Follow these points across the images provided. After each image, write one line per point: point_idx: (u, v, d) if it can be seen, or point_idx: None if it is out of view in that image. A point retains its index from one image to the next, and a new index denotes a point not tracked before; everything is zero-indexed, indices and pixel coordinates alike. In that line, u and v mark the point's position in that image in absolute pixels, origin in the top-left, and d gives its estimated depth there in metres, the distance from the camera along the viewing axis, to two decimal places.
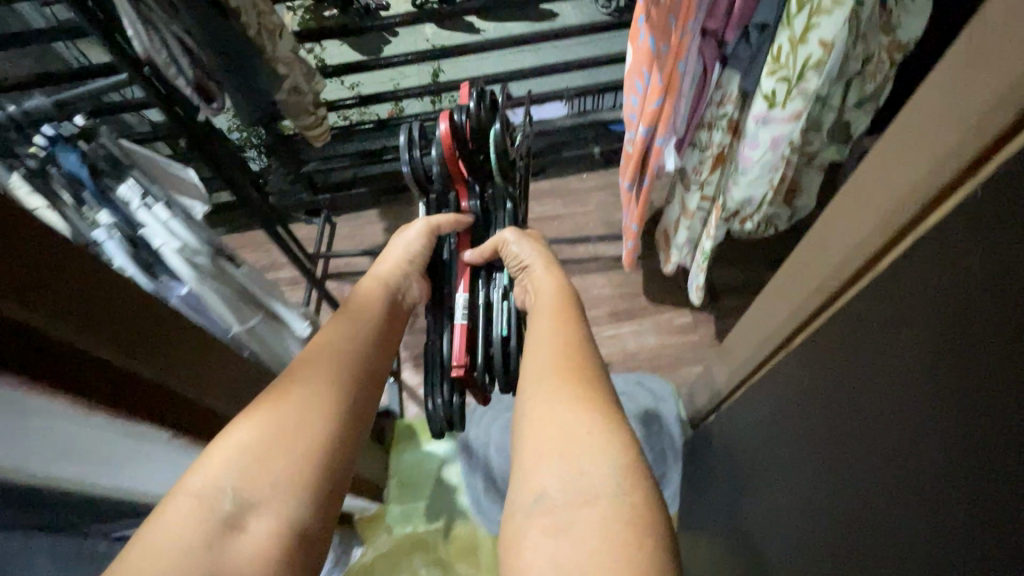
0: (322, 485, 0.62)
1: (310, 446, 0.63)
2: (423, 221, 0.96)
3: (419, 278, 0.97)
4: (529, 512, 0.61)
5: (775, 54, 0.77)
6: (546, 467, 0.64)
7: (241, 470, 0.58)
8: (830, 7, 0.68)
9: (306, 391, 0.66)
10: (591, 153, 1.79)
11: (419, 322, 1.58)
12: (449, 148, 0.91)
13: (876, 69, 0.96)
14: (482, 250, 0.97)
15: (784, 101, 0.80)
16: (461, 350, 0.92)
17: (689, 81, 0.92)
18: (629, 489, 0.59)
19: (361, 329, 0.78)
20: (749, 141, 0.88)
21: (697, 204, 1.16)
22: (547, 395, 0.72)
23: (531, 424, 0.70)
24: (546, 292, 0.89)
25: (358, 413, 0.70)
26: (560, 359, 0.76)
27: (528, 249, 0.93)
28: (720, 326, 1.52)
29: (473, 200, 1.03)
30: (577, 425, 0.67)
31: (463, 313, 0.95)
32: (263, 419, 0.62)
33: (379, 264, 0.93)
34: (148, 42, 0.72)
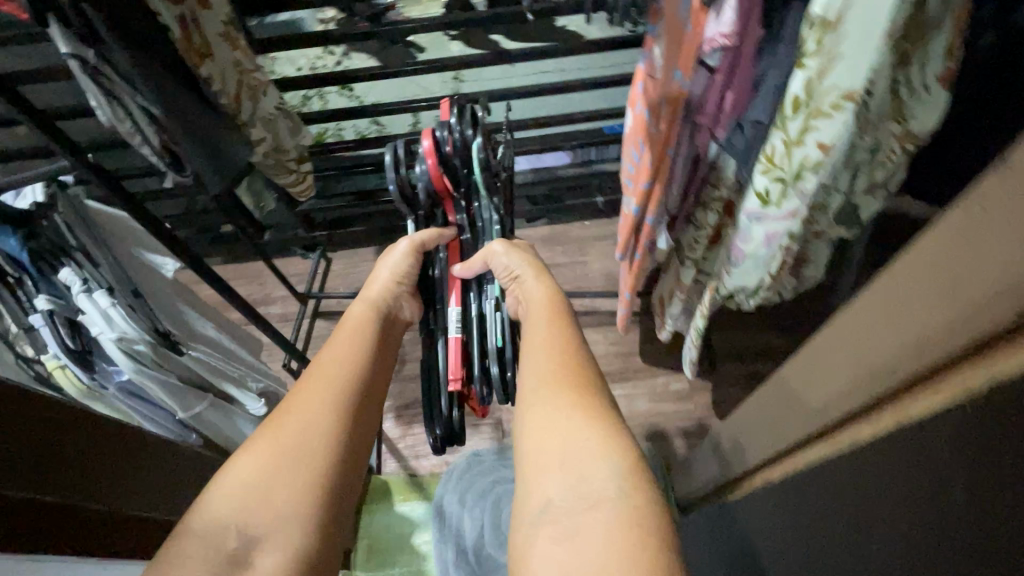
0: (329, 507, 0.62)
1: (314, 470, 0.62)
2: (407, 240, 0.90)
3: (409, 296, 0.92)
4: (536, 519, 0.56)
5: (769, 155, 0.71)
6: (547, 473, 0.60)
7: (243, 506, 0.57)
8: (829, 111, 0.62)
9: (307, 415, 0.66)
10: (594, 202, 1.74)
11: (406, 370, 1.54)
12: (435, 166, 0.84)
13: (887, 157, 0.89)
14: (471, 262, 0.89)
15: (779, 201, 0.74)
16: (456, 362, 0.86)
17: (680, 165, 0.87)
18: (633, 489, 0.54)
19: (361, 342, 0.76)
20: (742, 235, 0.82)
21: (692, 279, 1.09)
22: (545, 400, 0.68)
23: (529, 428, 0.66)
24: (537, 302, 0.84)
25: (363, 433, 0.69)
26: (558, 361, 0.73)
27: (518, 259, 0.87)
28: (717, 396, 1.45)
29: (461, 214, 0.96)
30: (579, 429, 0.62)
31: (456, 325, 0.89)
32: (264, 451, 0.62)
33: (369, 287, 0.88)
34: (110, 113, 0.72)
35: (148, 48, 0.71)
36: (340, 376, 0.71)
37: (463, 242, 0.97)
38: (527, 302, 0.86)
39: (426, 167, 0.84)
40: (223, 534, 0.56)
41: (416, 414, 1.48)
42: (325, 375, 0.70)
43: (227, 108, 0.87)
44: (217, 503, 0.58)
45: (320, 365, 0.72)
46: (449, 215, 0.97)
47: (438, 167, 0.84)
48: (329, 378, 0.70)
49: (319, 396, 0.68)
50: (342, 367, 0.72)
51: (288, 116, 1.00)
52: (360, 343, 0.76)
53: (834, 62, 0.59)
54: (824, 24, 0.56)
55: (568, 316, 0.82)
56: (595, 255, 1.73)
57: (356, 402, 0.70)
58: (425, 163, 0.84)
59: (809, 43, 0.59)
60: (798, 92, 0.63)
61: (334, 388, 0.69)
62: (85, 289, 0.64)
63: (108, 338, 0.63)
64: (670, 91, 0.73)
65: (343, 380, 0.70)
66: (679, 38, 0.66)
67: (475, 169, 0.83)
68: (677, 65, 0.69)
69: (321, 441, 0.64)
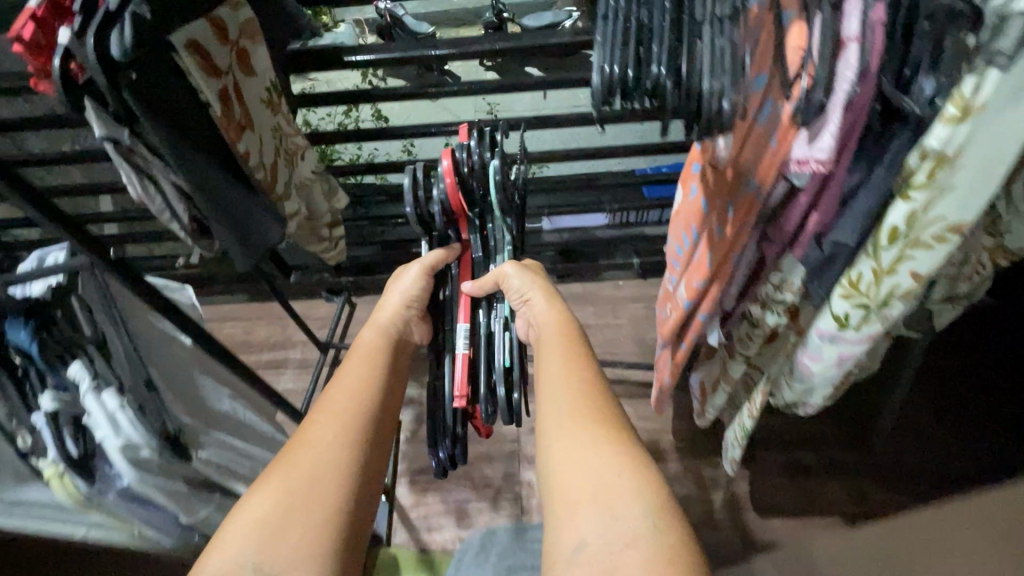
0: (351, 539, 0.56)
1: (335, 499, 0.56)
2: (419, 264, 0.78)
3: (419, 321, 0.79)
4: (572, 559, 0.51)
5: (852, 280, 0.63)
6: (579, 513, 0.54)
7: (258, 542, 0.52)
8: (931, 242, 0.56)
9: (321, 438, 0.60)
10: (629, 263, 1.66)
11: (423, 432, 1.45)
12: (456, 190, 0.70)
13: (974, 270, 0.79)
14: (481, 282, 0.76)
15: (858, 325, 0.66)
16: (463, 380, 0.72)
17: (743, 268, 0.80)
18: (666, 524, 0.51)
19: (377, 360, 0.69)
20: (810, 351, 0.73)
21: (741, 374, 0.99)
22: (569, 430, 0.61)
23: (555, 461, 0.60)
24: (552, 325, 0.73)
25: (381, 460, 0.63)
26: (578, 388, 0.65)
27: (528, 280, 0.74)
28: (754, 487, 1.28)
29: (473, 235, 0.80)
30: (607, 471, 0.56)
31: (464, 341, 0.74)
32: (279, 480, 0.56)
33: (378, 313, 0.76)
34: (142, 189, 0.70)
35: (183, 128, 0.67)
36: (357, 395, 0.64)
37: (473, 259, 0.81)
38: (538, 323, 0.75)
39: (444, 192, 0.70)
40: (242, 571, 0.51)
41: (430, 481, 1.39)
42: (339, 395, 0.64)
43: (260, 183, 0.81)
44: (232, 541, 0.52)
45: (335, 384, 0.65)
46: (462, 233, 0.80)
47: (458, 192, 0.70)
48: (342, 398, 0.64)
49: (331, 416, 0.62)
50: (361, 385, 0.65)
51: (326, 181, 0.98)
52: (379, 359, 0.70)
53: (942, 193, 0.52)
54: (940, 158, 0.49)
55: (581, 336, 0.73)
56: (628, 319, 1.64)
57: (373, 425, 0.63)
58: (444, 185, 0.69)
59: (918, 174, 0.52)
60: (898, 224, 0.55)
61: (348, 408, 0.63)
62: (93, 387, 0.59)
63: (113, 447, 0.58)
64: (742, 200, 0.66)
65: (358, 399, 0.64)
66: (759, 148, 0.61)
67: (492, 191, 0.70)
68: (752, 171, 0.63)
69: (337, 469, 0.58)
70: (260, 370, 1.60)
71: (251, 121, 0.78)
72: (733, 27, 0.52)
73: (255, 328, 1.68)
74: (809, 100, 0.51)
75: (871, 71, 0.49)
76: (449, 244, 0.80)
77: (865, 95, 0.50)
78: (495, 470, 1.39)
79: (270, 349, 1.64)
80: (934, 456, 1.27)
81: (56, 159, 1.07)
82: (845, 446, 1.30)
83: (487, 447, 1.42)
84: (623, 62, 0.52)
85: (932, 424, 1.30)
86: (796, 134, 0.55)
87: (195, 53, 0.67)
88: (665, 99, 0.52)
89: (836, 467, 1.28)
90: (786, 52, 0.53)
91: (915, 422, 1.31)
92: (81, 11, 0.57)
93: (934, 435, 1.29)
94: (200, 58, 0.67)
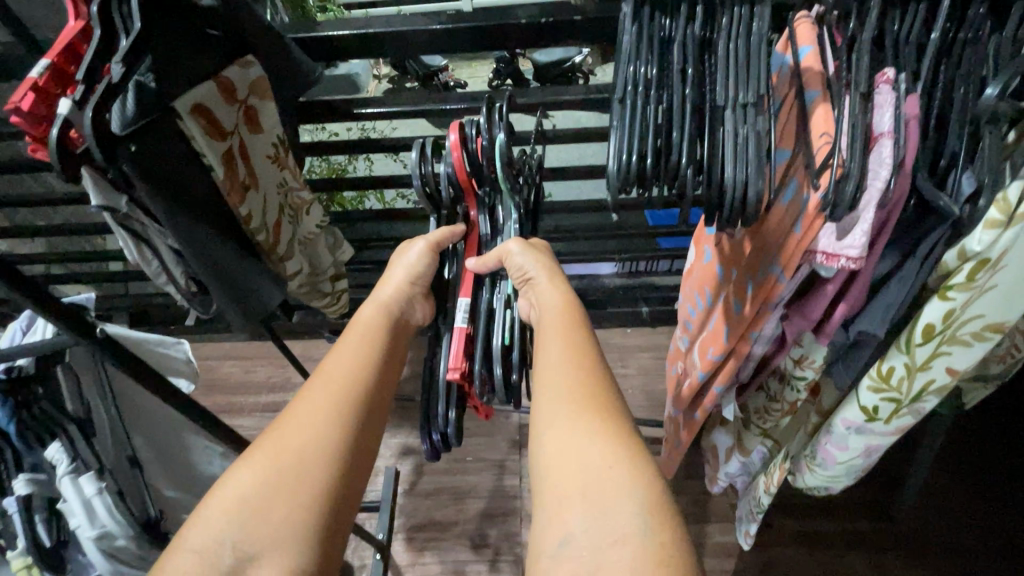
0: (341, 521, 0.52)
1: (320, 484, 0.51)
2: (424, 238, 0.68)
3: (424, 298, 0.69)
4: (557, 553, 0.45)
5: (880, 373, 0.59)
6: (567, 508, 0.47)
7: (239, 521, 0.48)
8: (969, 338, 0.52)
9: (309, 418, 0.53)
10: (638, 311, 1.60)
11: (422, 484, 1.37)
12: (462, 165, 0.64)
13: (1006, 353, 0.73)
14: (484, 259, 0.67)
15: (888, 418, 0.62)
16: (461, 349, 0.64)
17: (761, 347, 0.75)
18: (658, 524, 0.44)
19: (376, 337, 0.61)
20: (835, 441, 0.68)
21: (756, 444, 0.94)
22: (564, 417, 0.52)
23: (548, 450, 0.51)
24: (551, 304, 0.62)
25: (375, 441, 0.56)
26: (580, 374, 0.55)
27: (532, 258, 0.64)
28: (769, 556, 1.15)
29: (481, 212, 0.70)
30: (600, 467, 0.48)
31: (464, 314, 0.66)
32: (261, 460, 0.51)
33: (380, 288, 0.66)
34: (139, 256, 0.68)
35: (167, 179, 0.63)
36: (353, 372, 0.57)
37: (480, 237, 0.71)
38: (537, 307, 0.64)
39: (450, 167, 0.64)
40: (221, 550, 0.47)
41: (429, 538, 1.30)
42: (332, 373, 0.57)
43: (261, 246, 0.79)
44: (211, 520, 0.48)
45: (330, 360, 0.58)
46: (469, 211, 0.71)
47: (464, 167, 0.64)
48: (337, 377, 0.56)
49: (322, 395, 0.55)
50: (357, 364, 0.58)
51: (331, 234, 0.95)
52: (378, 334, 0.61)
53: (984, 292, 0.49)
54: (983, 261, 0.46)
55: (587, 316, 0.62)
56: (636, 370, 1.58)
57: (367, 406, 0.56)
58: (451, 159, 0.63)
59: (956, 275, 0.48)
60: (935, 321, 0.52)
61: (340, 390, 0.55)
62: (71, 471, 0.55)
63: (87, 536, 0.55)
64: (760, 285, 0.62)
65: (352, 380, 0.56)
66: (780, 234, 0.57)
67: (498, 173, 0.62)
68: (775, 257, 0.58)
69: (326, 448, 0.52)
70: (255, 412, 1.53)
71: (256, 181, 0.76)
72: (757, 114, 0.50)
73: (254, 368, 1.62)
74: (839, 193, 0.48)
75: (905, 164, 0.47)
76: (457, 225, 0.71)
77: (901, 188, 0.48)
78: (496, 528, 1.30)
79: (267, 390, 1.58)
80: (961, 527, 1.14)
81: (62, 199, 1.04)
82: (869, 515, 1.17)
83: (489, 504, 1.33)
84: (641, 152, 0.50)
85: (960, 492, 1.17)
86: (824, 225, 0.52)
87: (199, 116, 0.65)
88: (684, 186, 0.51)
89: (857, 539, 1.15)
90: (810, 136, 0.52)
91: (938, 490, 1.18)
92: (83, 80, 0.56)
93: (965, 506, 1.16)
94: (204, 121, 0.66)
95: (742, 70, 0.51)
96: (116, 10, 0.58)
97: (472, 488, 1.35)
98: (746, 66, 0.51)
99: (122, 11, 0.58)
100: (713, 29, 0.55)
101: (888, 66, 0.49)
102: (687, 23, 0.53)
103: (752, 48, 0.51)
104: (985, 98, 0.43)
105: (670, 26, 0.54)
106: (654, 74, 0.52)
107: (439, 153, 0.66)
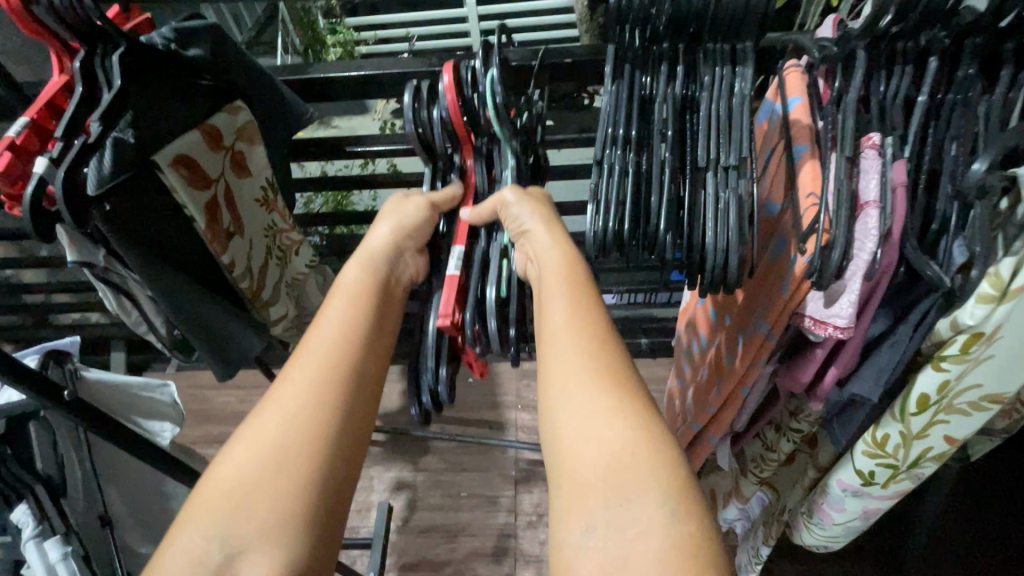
0: (341, 508, 0.43)
1: (307, 467, 0.42)
2: (423, 197, 0.59)
3: (415, 255, 0.59)
4: (579, 545, 0.36)
5: (876, 439, 0.56)
6: (585, 494, 0.37)
7: (224, 510, 0.40)
8: (967, 408, 0.50)
9: (292, 395, 0.44)
10: (638, 343, 1.54)
11: (416, 522, 1.26)
12: (457, 110, 0.55)
13: (1012, 409, 0.66)
14: (479, 208, 0.57)
15: (885, 483, 0.59)
16: (451, 296, 0.55)
17: (754, 399, 0.72)
18: (687, 512, 0.35)
19: (367, 299, 0.52)
20: (832, 503, 0.65)
21: (753, 491, 0.89)
22: (581, 385, 0.42)
23: (561, 426, 0.41)
24: (553, 253, 0.52)
25: (368, 411, 0.46)
26: (596, 337, 0.45)
27: (528, 206, 0.54)
28: None
29: (480, 162, 0.61)
30: (624, 441, 0.39)
31: (457, 261, 0.57)
32: (244, 445, 0.43)
33: (365, 243, 0.57)
34: (118, 306, 0.70)
35: (140, 241, 0.63)
36: (335, 340, 0.48)
37: (479, 190, 0.61)
38: (535, 261, 0.53)
39: (443, 112, 0.55)
40: (208, 546, 0.39)
41: None
42: (318, 344, 0.48)
43: (244, 294, 0.78)
44: (192, 518, 0.40)
45: (314, 329, 0.49)
46: (466, 161, 0.61)
47: (460, 114, 0.55)
48: (321, 349, 0.47)
49: (301, 371, 0.46)
50: (344, 330, 0.48)
51: (320, 272, 0.93)
52: (366, 297, 0.52)
53: (980, 362, 0.47)
54: (976, 334, 0.45)
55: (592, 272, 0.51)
56: None
57: (353, 376, 0.46)
58: (445, 104, 0.54)
59: (949, 346, 0.47)
60: (929, 391, 0.50)
61: (322, 361, 0.46)
62: (36, 534, 0.56)
63: None
64: (749, 342, 0.59)
65: (339, 351, 0.47)
66: (769, 292, 0.55)
67: (492, 120, 0.54)
68: (762, 314, 0.56)
69: (311, 425, 0.43)
70: None
71: (241, 228, 0.76)
72: (739, 178, 0.49)
73: (250, 398, 1.54)
74: (825, 260, 0.46)
75: (892, 237, 0.46)
76: (452, 181, 0.61)
77: (889, 258, 0.46)
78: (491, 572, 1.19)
79: None
80: None
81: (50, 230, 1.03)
82: (878, 565, 1.10)
83: (488, 544, 1.22)
84: (619, 218, 0.50)
85: (972, 542, 1.10)
86: (812, 290, 0.50)
87: (180, 167, 0.65)
88: (663, 249, 0.50)
89: None
90: (798, 195, 0.51)
91: (950, 540, 1.11)
92: (62, 136, 0.55)
93: (985, 556, 1.09)
94: (186, 172, 0.66)
95: (724, 130, 0.50)
96: (99, 65, 0.58)
97: (467, 526, 1.24)
98: (730, 125, 0.50)
99: (104, 65, 0.58)
100: (695, 87, 0.53)
101: (874, 129, 0.48)
102: (668, 81, 0.52)
103: (734, 108, 0.50)
104: (972, 172, 0.41)
105: (650, 83, 0.53)
106: (634, 136, 0.51)
107: (435, 94, 0.56)
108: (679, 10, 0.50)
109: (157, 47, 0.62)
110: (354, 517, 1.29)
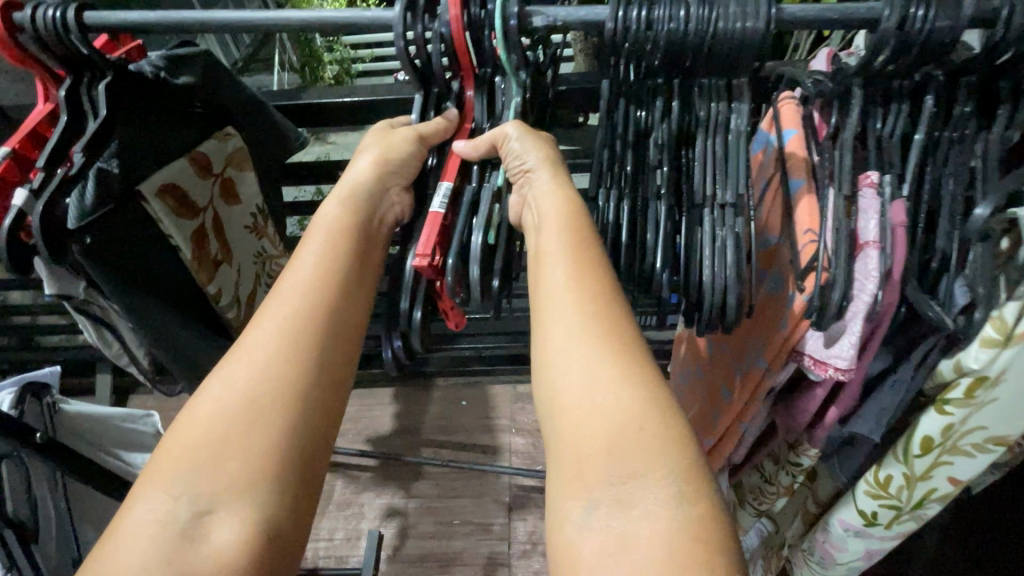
0: (316, 470, 0.41)
1: (278, 427, 0.39)
2: (411, 128, 0.54)
3: (402, 191, 0.55)
4: (580, 523, 0.33)
5: (878, 481, 0.55)
6: (591, 471, 0.35)
7: (199, 464, 0.37)
8: (971, 449, 0.49)
9: (264, 348, 0.42)
10: None
11: (405, 551, 1.22)
12: (461, 31, 0.49)
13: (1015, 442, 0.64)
14: (475, 142, 0.52)
15: (889, 523, 0.57)
16: (431, 235, 0.49)
17: (751, 433, 0.69)
18: (693, 491, 0.33)
19: (346, 243, 0.49)
20: (833, 542, 0.64)
21: (751, 522, 0.87)
22: (583, 347, 0.39)
23: (568, 396, 0.38)
24: (551, 202, 0.48)
25: (347, 368, 0.45)
26: (599, 301, 0.42)
27: (532, 145, 0.50)
28: None
29: (480, 93, 0.56)
30: (630, 410, 0.36)
31: (442, 199, 0.51)
32: (215, 397, 0.40)
33: (345, 178, 0.53)
34: (98, 337, 0.69)
35: (125, 271, 0.61)
36: (314, 292, 0.45)
37: (475, 128, 0.56)
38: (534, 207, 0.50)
39: (445, 29, 0.49)
40: (173, 505, 0.36)
41: None
42: (290, 294, 0.45)
43: (230, 323, 0.76)
44: (156, 474, 0.37)
45: (288, 274, 0.46)
46: (465, 90, 0.56)
47: (463, 35, 0.50)
48: (296, 299, 0.44)
49: (276, 324, 0.43)
50: (322, 281, 0.46)
51: None
52: (345, 243, 0.49)
53: (984, 404, 0.46)
54: (981, 377, 0.44)
55: (594, 223, 0.48)
56: None
57: (333, 334, 0.44)
58: (447, 19, 0.49)
59: (953, 389, 0.46)
60: (931, 434, 0.49)
61: (299, 315, 0.44)
62: None
63: None
64: (747, 376, 0.57)
65: (315, 300, 0.45)
66: (772, 325, 0.53)
67: (499, 47, 0.49)
68: (761, 350, 0.55)
69: (286, 384, 0.41)
70: None
71: (229, 255, 0.74)
72: (736, 217, 0.48)
73: None
74: (825, 300, 0.45)
75: (892, 274, 0.45)
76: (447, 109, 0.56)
77: (890, 299, 0.46)
78: None
79: None
80: None
81: None
82: None
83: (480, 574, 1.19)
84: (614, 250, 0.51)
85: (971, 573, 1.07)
86: (810, 329, 0.49)
87: (166, 198, 0.64)
88: (661, 287, 0.50)
89: None
90: (795, 230, 0.49)
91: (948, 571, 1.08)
92: (44, 166, 0.54)
93: None
94: (172, 202, 0.65)
95: (720, 165, 0.49)
96: (85, 94, 0.57)
97: (458, 555, 1.21)
98: (725, 161, 0.49)
99: (90, 96, 0.57)
100: (691, 120, 0.52)
101: (872, 168, 0.47)
102: (663, 117, 0.51)
103: (731, 147, 0.49)
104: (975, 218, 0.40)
105: (647, 118, 0.52)
106: (630, 173, 0.51)
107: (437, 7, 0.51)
108: (672, 45, 0.47)
109: (144, 74, 0.61)
110: (343, 547, 1.25)
